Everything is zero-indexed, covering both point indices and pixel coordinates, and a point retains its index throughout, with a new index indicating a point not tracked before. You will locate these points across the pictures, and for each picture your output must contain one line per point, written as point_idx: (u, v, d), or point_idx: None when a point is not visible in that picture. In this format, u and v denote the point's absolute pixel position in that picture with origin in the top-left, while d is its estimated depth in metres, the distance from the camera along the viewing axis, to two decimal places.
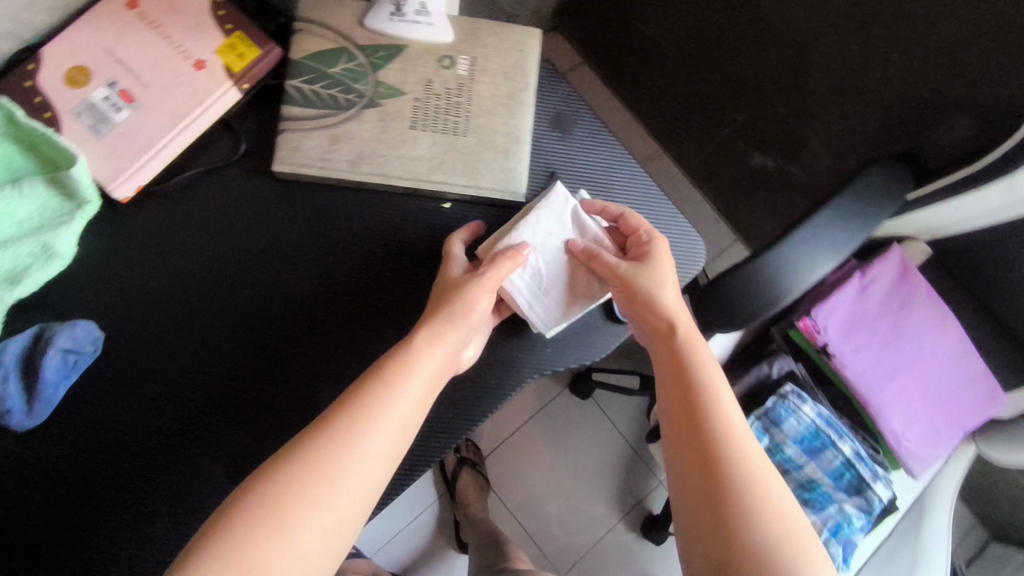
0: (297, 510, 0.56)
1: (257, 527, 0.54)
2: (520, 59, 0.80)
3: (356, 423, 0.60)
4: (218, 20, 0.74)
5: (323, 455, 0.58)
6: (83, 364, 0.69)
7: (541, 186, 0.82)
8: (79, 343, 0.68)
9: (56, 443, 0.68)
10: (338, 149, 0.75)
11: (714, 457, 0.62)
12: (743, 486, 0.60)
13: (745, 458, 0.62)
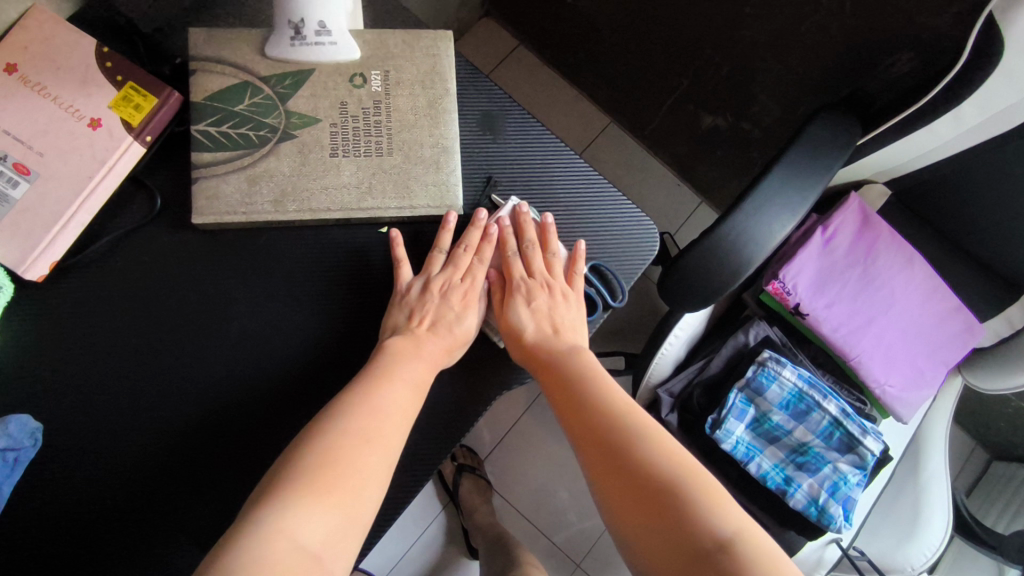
0: (347, 480, 0.57)
1: (318, 502, 0.55)
2: (435, 65, 0.76)
3: (362, 402, 0.62)
4: (106, 72, 0.70)
5: (350, 429, 0.60)
6: (25, 460, 0.64)
7: (480, 194, 0.78)
8: (15, 440, 0.63)
9: (11, 550, 0.65)
10: (259, 189, 0.71)
11: (614, 465, 0.60)
12: (648, 486, 0.58)
13: (646, 452, 0.60)
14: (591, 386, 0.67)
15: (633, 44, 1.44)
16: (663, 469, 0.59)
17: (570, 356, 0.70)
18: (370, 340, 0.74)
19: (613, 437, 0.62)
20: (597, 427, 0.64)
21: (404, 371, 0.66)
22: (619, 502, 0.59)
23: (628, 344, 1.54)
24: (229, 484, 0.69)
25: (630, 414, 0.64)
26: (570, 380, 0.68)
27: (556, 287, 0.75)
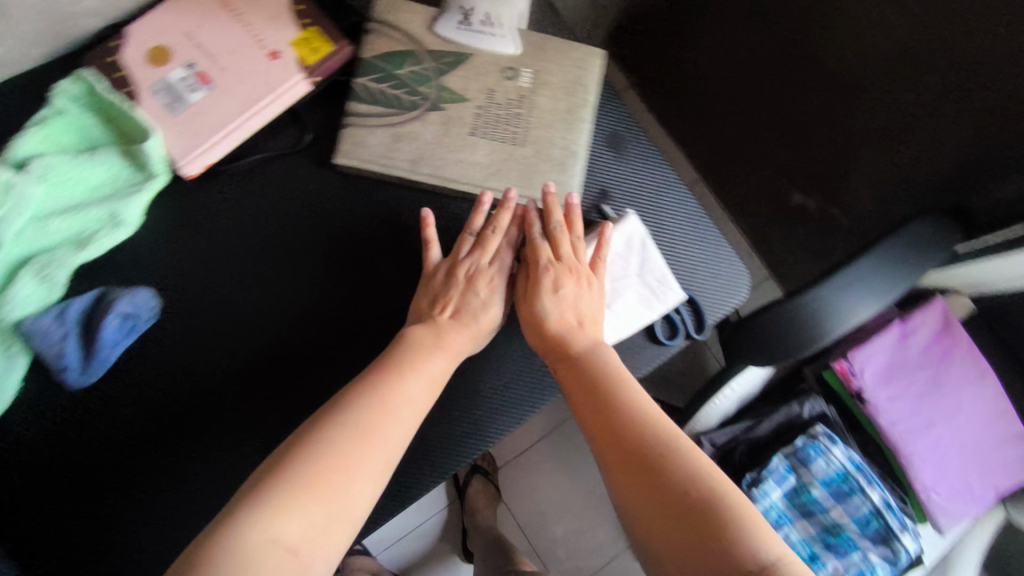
0: (342, 472, 0.55)
1: (310, 493, 0.52)
2: (582, 76, 0.81)
3: (362, 397, 0.61)
4: (296, 14, 0.77)
5: (353, 421, 0.59)
6: (140, 330, 0.70)
7: (593, 203, 0.82)
8: (137, 309, 0.70)
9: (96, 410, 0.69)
10: (399, 148, 0.76)
11: (644, 489, 0.56)
12: (680, 509, 0.54)
13: (677, 464, 0.56)
14: (620, 393, 0.63)
15: (738, 109, 1.47)
16: (692, 483, 0.55)
17: (596, 357, 0.68)
18: None
19: (642, 445, 0.59)
20: (625, 435, 0.60)
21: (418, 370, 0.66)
22: (653, 531, 0.54)
23: (668, 394, 1.54)
24: (302, 406, 0.73)
25: (659, 423, 0.61)
26: (596, 385, 0.65)
27: (585, 279, 0.73)
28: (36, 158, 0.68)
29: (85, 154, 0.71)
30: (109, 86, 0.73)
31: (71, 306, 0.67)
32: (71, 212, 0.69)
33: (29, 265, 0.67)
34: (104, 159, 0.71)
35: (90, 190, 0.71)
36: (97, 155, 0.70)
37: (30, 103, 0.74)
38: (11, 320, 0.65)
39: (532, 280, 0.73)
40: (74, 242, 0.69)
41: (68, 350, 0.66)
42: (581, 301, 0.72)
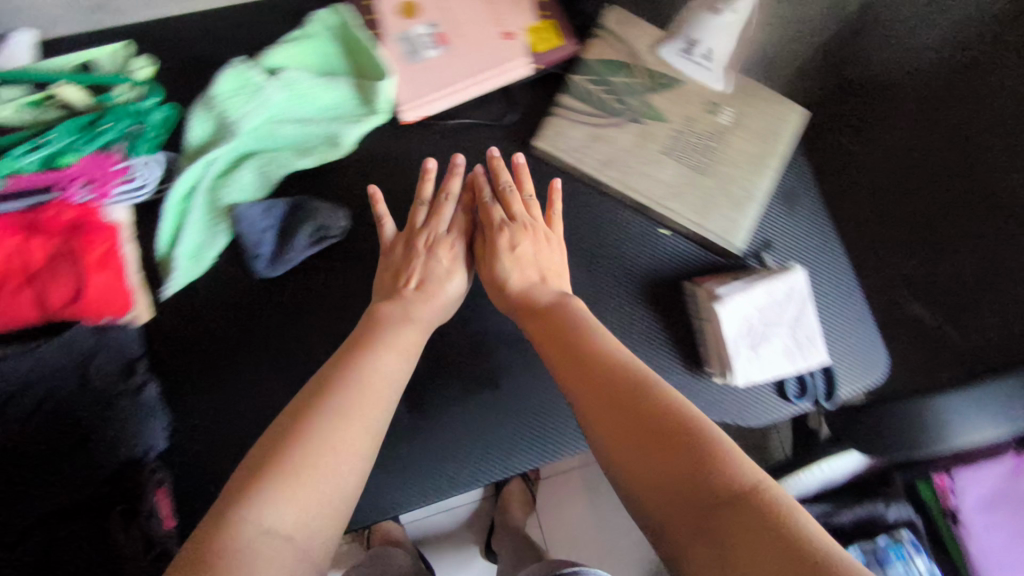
0: (324, 449, 0.50)
1: (298, 481, 0.47)
2: (781, 127, 0.82)
3: (341, 370, 0.58)
4: (535, 5, 0.82)
5: (329, 393, 0.55)
6: (325, 243, 0.75)
7: (754, 249, 0.83)
8: (330, 224, 0.74)
9: (260, 306, 0.73)
10: (594, 148, 0.80)
11: (652, 474, 0.47)
12: (693, 485, 0.45)
13: (657, 404, 0.51)
14: (591, 351, 0.59)
15: None
16: (670, 418, 0.49)
17: (569, 315, 0.65)
18: (607, 312, 0.80)
19: (621, 394, 0.53)
20: (606, 389, 0.55)
21: (391, 336, 0.63)
22: (663, 510, 0.45)
23: None
24: (441, 358, 0.76)
25: (635, 371, 0.55)
26: (573, 349, 0.61)
27: (537, 234, 0.74)
28: (285, 71, 0.76)
29: (325, 78, 0.78)
30: (360, 25, 0.79)
31: (277, 204, 0.73)
32: (298, 123, 0.76)
33: (253, 160, 0.75)
34: (339, 87, 0.78)
35: (318, 110, 0.78)
36: (335, 82, 0.78)
37: (280, 21, 0.80)
38: (226, 201, 0.73)
39: (488, 250, 0.73)
40: (293, 151, 0.76)
41: (265, 241, 0.72)
42: (534, 260, 0.72)
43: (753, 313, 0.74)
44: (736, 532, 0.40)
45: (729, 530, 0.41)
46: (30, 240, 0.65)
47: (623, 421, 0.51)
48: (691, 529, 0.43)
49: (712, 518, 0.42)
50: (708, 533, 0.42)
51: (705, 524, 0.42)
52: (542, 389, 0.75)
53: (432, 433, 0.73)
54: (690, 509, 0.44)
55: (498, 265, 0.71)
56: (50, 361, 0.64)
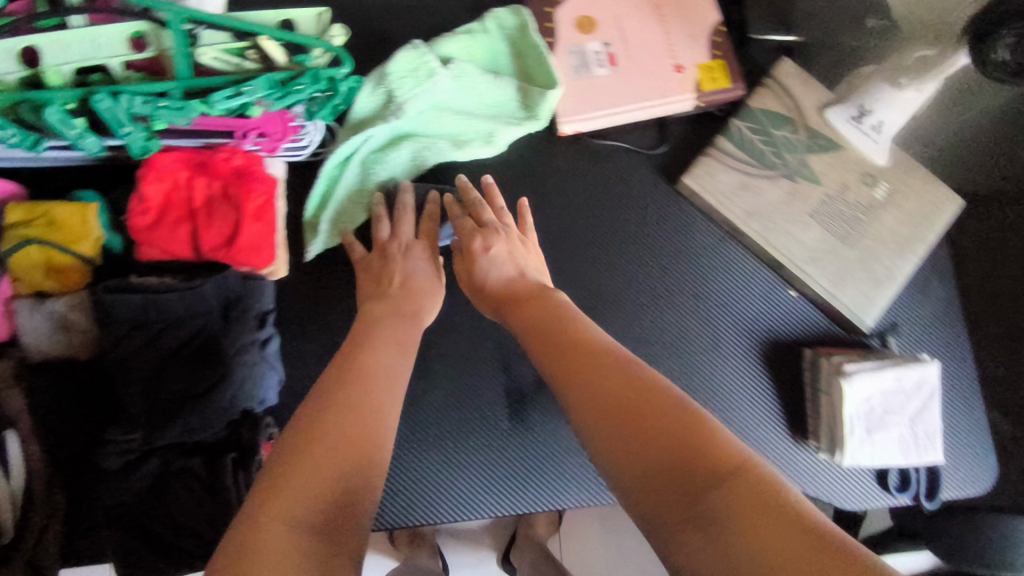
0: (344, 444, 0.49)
1: (312, 472, 0.46)
2: (937, 213, 0.79)
3: (348, 362, 0.57)
4: (711, 43, 0.81)
5: (339, 387, 0.53)
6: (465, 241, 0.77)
7: (878, 330, 0.80)
8: None
9: None
10: (741, 197, 0.79)
11: (649, 468, 0.45)
12: (693, 479, 0.43)
13: (638, 394, 0.49)
14: (577, 342, 0.57)
15: None
16: (661, 409, 0.47)
17: (560, 308, 0.62)
18: (718, 360, 0.79)
19: (608, 383, 0.51)
20: (592, 381, 0.52)
21: (393, 329, 0.63)
22: (663, 506, 0.43)
23: None
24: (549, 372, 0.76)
25: (619, 361, 0.53)
26: (558, 341, 0.58)
27: (511, 241, 0.70)
28: (457, 62, 0.76)
29: (490, 75, 0.78)
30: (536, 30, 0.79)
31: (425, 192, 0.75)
32: (460, 114, 0.77)
33: (410, 142, 0.75)
34: (503, 87, 0.78)
35: (479, 105, 0.78)
36: (500, 81, 0.78)
37: (460, 13, 0.81)
38: (376, 176, 0.74)
39: (465, 264, 0.70)
40: (450, 141, 0.76)
41: None
42: (505, 268, 0.68)
43: (876, 396, 0.72)
44: (735, 523, 0.39)
45: (724, 520, 0.39)
46: (195, 177, 0.66)
47: (611, 413, 0.49)
48: (685, 519, 0.41)
49: (705, 509, 0.41)
50: (704, 524, 0.40)
51: (699, 518, 0.40)
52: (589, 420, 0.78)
53: (527, 447, 0.75)
54: (683, 499, 0.42)
55: (477, 267, 0.69)
56: (200, 302, 0.63)
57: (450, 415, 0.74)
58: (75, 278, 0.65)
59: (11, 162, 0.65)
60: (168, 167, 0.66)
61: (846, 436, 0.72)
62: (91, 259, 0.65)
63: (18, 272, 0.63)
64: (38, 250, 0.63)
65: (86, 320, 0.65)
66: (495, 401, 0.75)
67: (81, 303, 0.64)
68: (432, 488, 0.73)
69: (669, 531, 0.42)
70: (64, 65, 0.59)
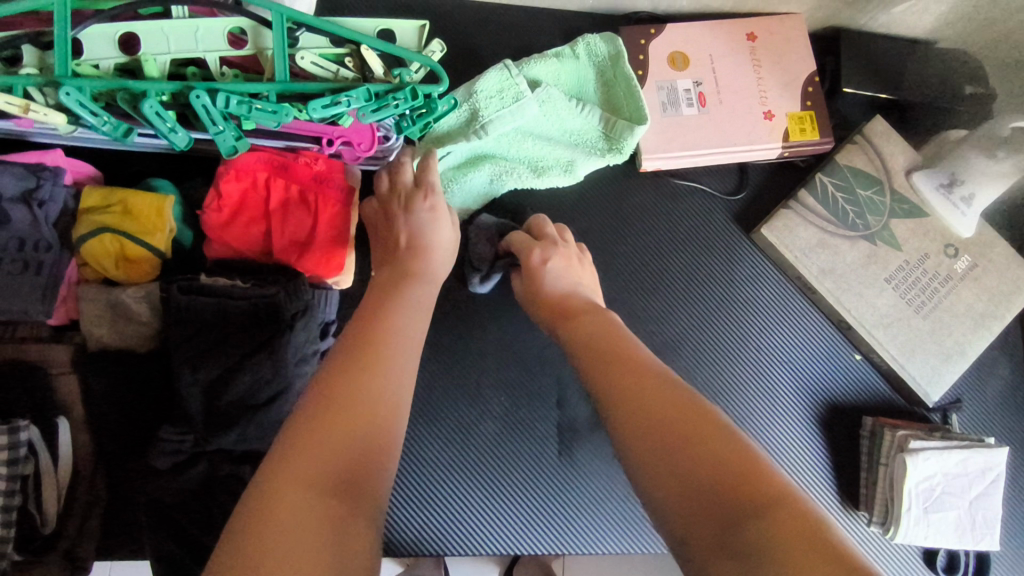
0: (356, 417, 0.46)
1: (329, 444, 0.44)
2: (1014, 291, 0.78)
3: (369, 330, 0.53)
4: (804, 93, 0.78)
5: (358, 356, 0.50)
6: None
7: (941, 406, 0.78)
8: None
9: (454, 304, 0.74)
10: (819, 254, 0.77)
11: (683, 491, 0.42)
12: (727, 507, 0.40)
13: (677, 411, 0.47)
14: (622, 354, 0.54)
15: None
16: (709, 435, 0.44)
17: (608, 320, 0.60)
18: (774, 418, 0.77)
19: (651, 398, 0.48)
20: (633, 393, 0.50)
21: (409, 295, 0.59)
22: (696, 529, 0.41)
23: None
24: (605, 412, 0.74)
25: (666, 379, 0.50)
26: (604, 351, 0.55)
27: (571, 256, 0.68)
28: (544, 87, 0.73)
29: (573, 101, 0.75)
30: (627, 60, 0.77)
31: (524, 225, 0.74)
32: (541, 140, 0.75)
33: (490, 164, 0.74)
34: (586, 115, 0.75)
35: (559, 131, 0.75)
36: (584, 109, 0.74)
37: (549, 37, 0.80)
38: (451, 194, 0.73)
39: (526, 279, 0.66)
40: (529, 167, 0.74)
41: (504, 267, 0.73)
42: (564, 283, 0.65)
43: (938, 476, 0.70)
44: (778, 560, 0.37)
45: (765, 555, 0.37)
46: (273, 179, 0.65)
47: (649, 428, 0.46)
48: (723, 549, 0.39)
49: (746, 541, 0.38)
50: (742, 556, 0.38)
51: (738, 549, 0.38)
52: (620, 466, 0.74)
53: (575, 484, 0.72)
54: (722, 528, 0.39)
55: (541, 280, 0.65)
56: (271, 311, 0.61)
57: (503, 445, 0.72)
58: (147, 270, 0.63)
59: (94, 145, 0.64)
60: (249, 167, 0.64)
61: (903, 513, 0.70)
62: (163, 252, 0.63)
63: (89, 259, 0.61)
64: (111, 238, 0.61)
65: (150, 313, 0.62)
66: (548, 436, 0.73)
67: (148, 296, 0.62)
68: (476, 519, 0.71)
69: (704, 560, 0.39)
70: (162, 56, 0.58)
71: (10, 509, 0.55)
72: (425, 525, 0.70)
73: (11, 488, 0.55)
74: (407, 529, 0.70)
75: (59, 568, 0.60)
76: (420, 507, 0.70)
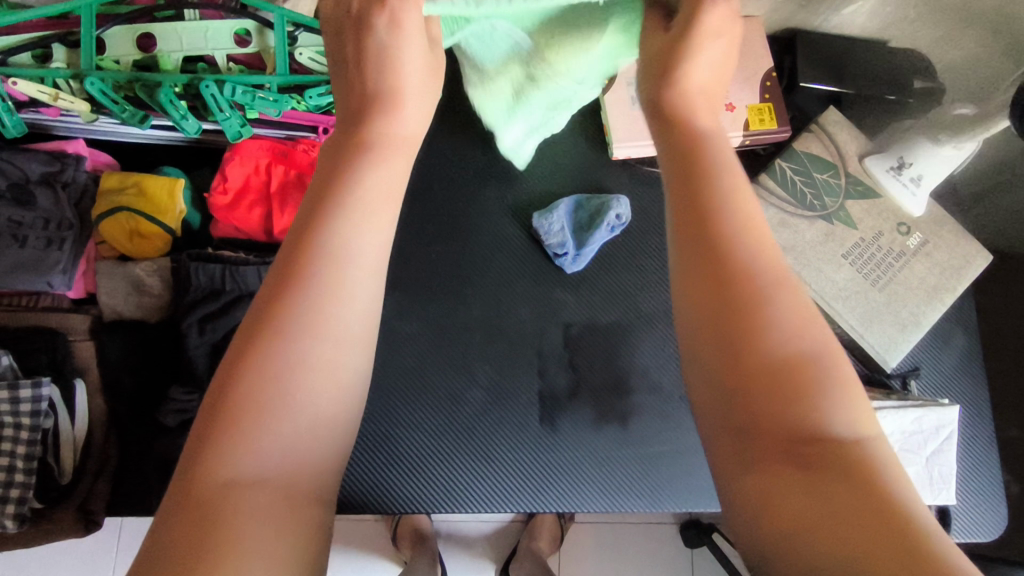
0: (301, 352, 0.39)
1: (278, 389, 0.38)
2: (966, 264, 0.83)
3: (306, 247, 0.41)
4: (763, 87, 0.85)
5: (289, 281, 0.40)
6: (616, 229, 0.82)
7: (900, 373, 0.83)
8: (617, 218, 0.82)
9: (439, 282, 0.80)
10: (778, 233, 0.83)
11: (754, 423, 0.38)
12: (797, 446, 0.36)
13: (765, 336, 0.39)
14: (709, 189, 0.44)
15: None
16: (775, 351, 0.39)
17: (711, 156, 0.46)
18: None
19: (732, 300, 0.41)
20: (712, 269, 0.42)
21: (370, 174, 0.44)
22: (761, 473, 0.37)
23: None
24: (581, 381, 0.79)
25: (747, 263, 0.42)
26: (684, 200, 0.44)
27: (727, 28, 0.48)
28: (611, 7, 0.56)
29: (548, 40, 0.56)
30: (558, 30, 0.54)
31: (558, 214, 0.80)
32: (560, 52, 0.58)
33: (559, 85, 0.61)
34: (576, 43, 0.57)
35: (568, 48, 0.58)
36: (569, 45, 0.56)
37: None
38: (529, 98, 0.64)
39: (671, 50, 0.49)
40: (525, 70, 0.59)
41: (570, 240, 0.80)
42: (709, 74, 0.49)
43: (894, 434, 0.75)
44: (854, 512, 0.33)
45: (833, 479, 0.34)
46: (274, 164, 0.71)
47: (742, 335, 0.40)
48: (784, 454, 0.36)
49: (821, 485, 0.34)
50: (807, 464, 0.35)
51: (800, 455, 0.36)
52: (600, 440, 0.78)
53: (560, 452, 0.77)
54: (785, 447, 0.36)
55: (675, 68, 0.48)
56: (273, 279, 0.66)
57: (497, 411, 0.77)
58: (158, 246, 0.69)
59: (113, 136, 0.71)
60: (252, 153, 0.71)
61: None
62: (174, 231, 0.70)
63: (107, 236, 0.68)
64: (127, 217, 0.67)
65: (161, 287, 0.69)
66: (528, 402, 0.78)
67: (160, 270, 0.68)
68: (473, 483, 0.76)
69: (750, 464, 0.37)
70: (175, 52, 0.65)
71: (32, 457, 0.62)
72: (423, 488, 0.75)
73: (33, 438, 0.62)
74: (409, 491, 0.75)
75: (75, 520, 0.65)
76: (407, 475, 0.75)
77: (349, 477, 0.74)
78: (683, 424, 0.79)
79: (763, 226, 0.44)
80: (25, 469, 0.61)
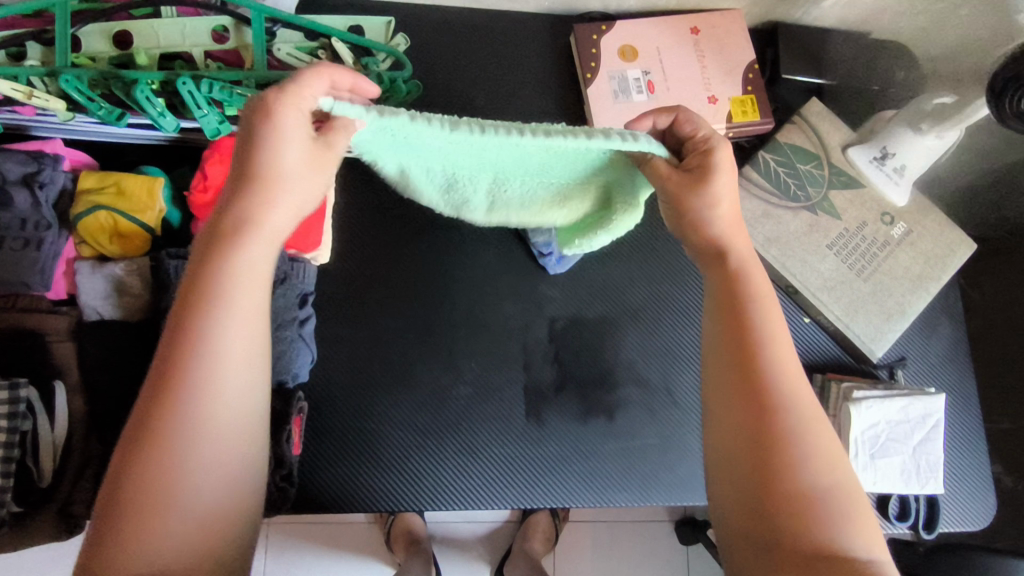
0: (191, 449, 0.42)
1: (163, 479, 0.41)
2: (949, 253, 0.83)
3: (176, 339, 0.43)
4: (745, 79, 0.85)
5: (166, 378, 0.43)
6: None
7: (887, 363, 0.83)
8: None
9: (425, 278, 0.80)
10: (763, 224, 0.83)
11: (774, 528, 0.43)
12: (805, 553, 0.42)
13: (789, 457, 0.45)
14: (753, 322, 0.50)
15: None
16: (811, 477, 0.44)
17: (747, 289, 0.51)
18: None
19: (770, 428, 0.46)
20: (752, 397, 0.47)
21: (243, 261, 0.46)
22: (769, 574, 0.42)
23: None
24: (568, 375, 0.79)
25: (792, 391, 0.47)
26: (733, 335, 0.50)
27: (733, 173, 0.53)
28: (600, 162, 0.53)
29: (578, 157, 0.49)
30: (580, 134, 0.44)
31: None
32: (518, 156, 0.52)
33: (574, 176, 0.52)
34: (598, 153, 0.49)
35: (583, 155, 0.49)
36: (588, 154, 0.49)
37: (513, 39, 0.88)
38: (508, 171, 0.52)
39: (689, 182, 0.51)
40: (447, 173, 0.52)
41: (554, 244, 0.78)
42: (730, 211, 0.53)
43: (882, 424, 0.74)
44: None
45: None
46: None
47: (776, 461, 0.45)
48: (803, 562, 0.41)
49: None
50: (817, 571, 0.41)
51: (815, 564, 0.41)
52: (585, 436, 0.77)
53: (547, 446, 0.77)
54: (798, 556, 0.41)
55: (705, 200, 0.52)
56: None
57: (481, 408, 0.77)
58: (139, 245, 0.69)
59: (90, 135, 0.71)
60: (233, 149, 0.68)
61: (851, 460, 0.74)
62: (153, 228, 0.69)
63: (86, 236, 0.67)
64: (106, 215, 0.66)
65: (141, 286, 0.68)
66: (514, 398, 0.78)
67: (139, 269, 0.68)
68: (459, 484, 0.75)
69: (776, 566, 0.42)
70: (154, 48, 0.65)
71: (10, 460, 0.60)
72: (409, 492, 0.75)
73: (10, 441, 0.60)
74: (396, 498, 0.74)
75: (55, 523, 0.64)
76: (388, 470, 0.75)
77: (329, 477, 0.74)
78: (669, 420, 0.79)
79: (799, 363, 0.49)
80: (2, 473, 0.60)
